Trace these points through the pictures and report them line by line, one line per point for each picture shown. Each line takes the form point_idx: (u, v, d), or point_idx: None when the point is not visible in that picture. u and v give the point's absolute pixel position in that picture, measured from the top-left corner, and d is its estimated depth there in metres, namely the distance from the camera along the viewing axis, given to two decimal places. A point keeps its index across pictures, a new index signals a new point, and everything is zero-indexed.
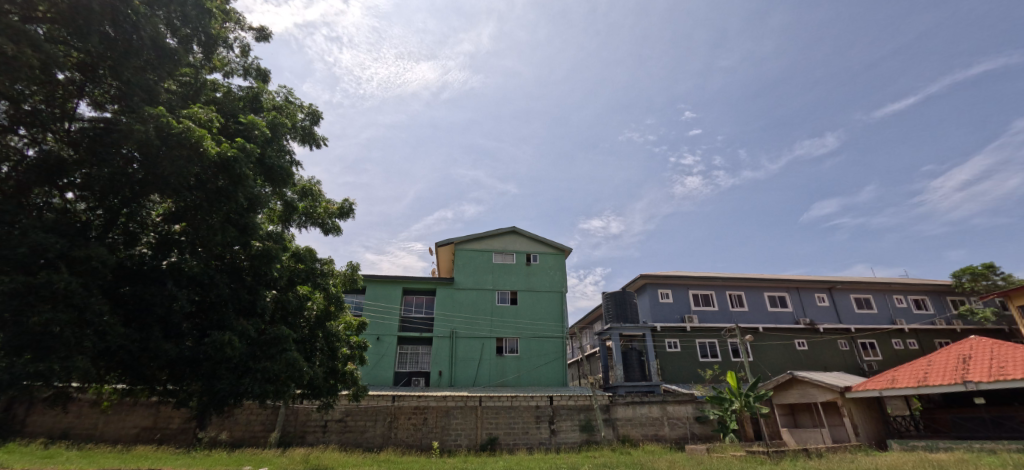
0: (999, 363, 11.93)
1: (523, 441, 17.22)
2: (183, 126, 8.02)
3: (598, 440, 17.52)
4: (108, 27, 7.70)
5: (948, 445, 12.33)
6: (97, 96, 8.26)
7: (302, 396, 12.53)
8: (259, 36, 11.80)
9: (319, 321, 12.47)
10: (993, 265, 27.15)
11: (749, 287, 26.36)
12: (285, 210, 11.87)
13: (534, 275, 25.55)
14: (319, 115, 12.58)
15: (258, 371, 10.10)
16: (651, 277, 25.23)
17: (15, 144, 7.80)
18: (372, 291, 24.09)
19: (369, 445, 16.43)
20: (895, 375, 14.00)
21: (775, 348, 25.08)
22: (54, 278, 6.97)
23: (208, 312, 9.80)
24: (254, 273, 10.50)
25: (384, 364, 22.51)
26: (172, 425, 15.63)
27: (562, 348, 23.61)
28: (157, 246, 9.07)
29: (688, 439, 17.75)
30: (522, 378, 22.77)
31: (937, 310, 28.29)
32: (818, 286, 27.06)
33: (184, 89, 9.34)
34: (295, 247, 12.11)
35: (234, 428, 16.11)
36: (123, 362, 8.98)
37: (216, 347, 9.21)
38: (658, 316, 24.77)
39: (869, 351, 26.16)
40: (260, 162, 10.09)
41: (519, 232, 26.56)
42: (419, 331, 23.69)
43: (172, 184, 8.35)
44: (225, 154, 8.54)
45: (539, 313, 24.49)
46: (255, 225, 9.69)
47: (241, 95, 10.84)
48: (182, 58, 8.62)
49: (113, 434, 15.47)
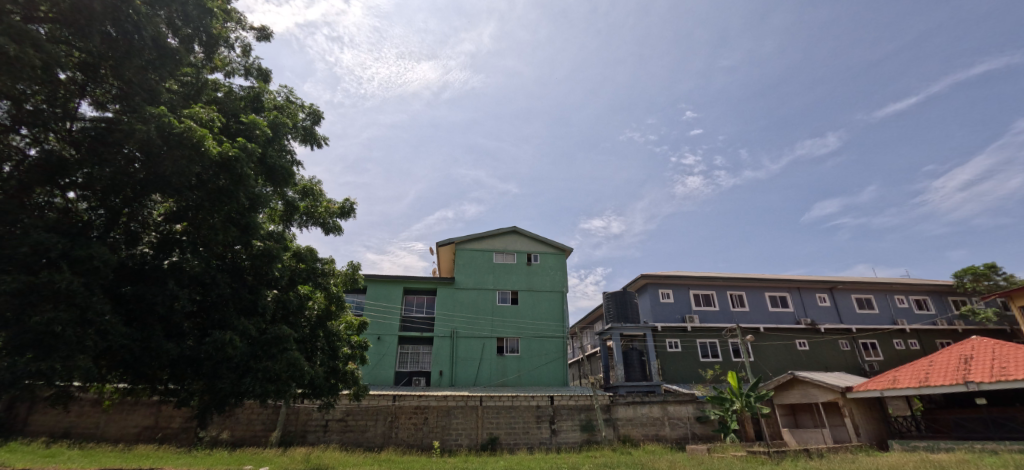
0: (1001, 363, 11.89)
1: (523, 441, 17.22)
2: (185, 125, 8.01)
3: (598, 440, 17.51)
4: (110, 27, 7.71)
5: (950, 446, 12.32)
6: (98, 96, 8.26)
7: (303, 395, 12.54)
8: (260, 36, 11.81)
9: (320, 321, 12.51)
10: (995, 265, 27.09)
11: (750, 287, 26.34)
12: (286, 210, 11.94)
13: (535, 275, 25.54)
14: (319, 115, 12.59)
15: (259, 371, 10.11)
16: (652, 277, 25.20)
17: (17, 144, 7.83)
18: (372, 291, 24.10)
19: (369, 444, 16.44)
20: (896, 375, 13.97)
21: (776, 348, 25.05)
22: (55, 278, 6.98)
23: (209, 311, 9.81)
24: (255, 273, 10.51)
25: (385, 364, 22.53)
26: (173, 424, 15.65)
27: (562, 348, 23.60)
28: (158, 246, 9.09)
29: (689, 440, 17.73)
30: (523, 378, 22.76)
31: (939, 310, 28.24)
32: (819, 286, 27.02)
33: (185, 88, 9.36)
34: (296, 247, 12.11)
35: (235, 427, 16.13)
36: (124, 362, 9.00)
37: (217, 347, 9.21)
38: (659, 316, 24.74)
39: (870, 351, 26.12)
40: (261, 161, 10.09)
41: (520, 232, 26.55)
42: (419, 330, 23.70)
43: (174, 184, 8.36)
44: (226, 153, 8.55)
45: (540, 313, 24.48)
46: (256, 225, 9.69)
47: (242, 95, 10.84)
48: (183, 58, 8.61)
49: (114, 433, 15.50)
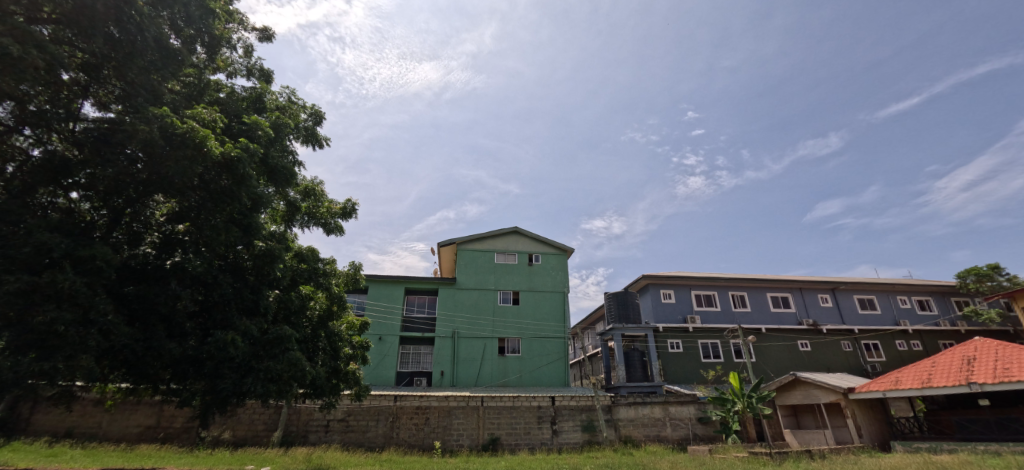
0: (1005, 365, 11.84)
1: (525, 442, 17.20)
2: (188, 126, 8.04)
3: (600, 440, 17.49)
4: (114, 28, 7.75)
5: (952, 447, 12.28)
6: (102, 97, 8.29)
7: (305, 395, 12.54)
8: (262, 37, 11.87)
9: (322, 321, 12.55)
10: (998, 266, 26.97)
11: (751, 288, 26.30)
12: (287, 210, 11.94)
13: (536, 275, 25.55)
14: (321, 115, 12.64)
15: (261, 371, 10.14)
16: (653, 278, 25.17)
17: (20, 144, 7.88)
18: (374, 291, 24.13)
19: (370, 444, 16.45)
20: (899, 376, 13.94)
21: (777, 349, 25.01)
22: (59, 278, 7.01)
23: (211, 311, 9.84)
24: (257, 273, 10.54)
25: (386, 364, 22.55)
26: (175, 424, 15.69)
27: (564, 348, 23.59)
28: (161, 246, 9.14)
29: (691, 440, 17.69)
30: (524, 379, 22.75)
31: (942, 310, 28.15)
32: (821, 287, 26.96)
33: (188, 89, 9.43)
34: (297, 247, 12.13)
35: (237, 427, 16.16)
36: (127, 362, 9.02)
37: (219, 347, 9.24)
38: (661, 317, 24.70)
39: (873, 352, 26.03)
40: (263, 161, 10.13)
41: (522, 232, 26.55)
42: (421, 330, 23.73)
43: (176, 184, 8.40)
44: (229, 153, 8.57)
45: (541, 313, 24.47)
46: (258, 225, 9.71)
47: (245, 96, 10.87)
48: (185, 58, 8.71)
49: (117, 432, 15.56)
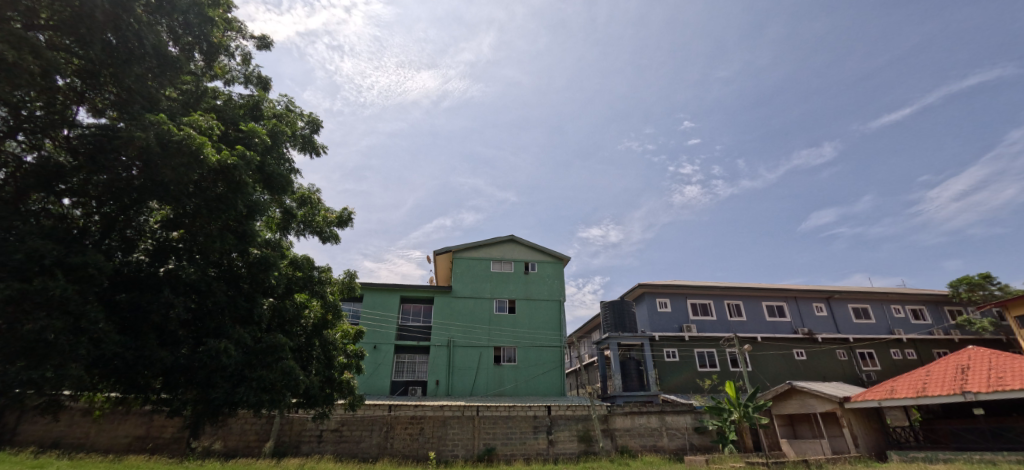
0: (998, 373, 11.89)
1: (520, 452, 17.05)
2: (184, 133, 7.92)
3: (596, 450, 17.38)
4: (110, 34, 7.72)
5: (948, 457, 12.27)
6: (97, 103, 8.24)
7: (298, 404, 12.43)
8: (260, 45, 12.09)
9: (316, 329, 12.41)
10: (990, 275, 27.02)
11: (747, 296, 26.37)
12: (284, 217, 12.08)
13: (531, 284, 25.51)
14: (318, 123, 12.77)
15: (253, 380, 10.13)
16: (649, 286, 25.19)
17: (13, 150, 7.79)
18: (369, 299, 23.99)
19: (364, 455, 16.24)
20: (894, 385, 13.92)
21: (775, 358, 24.91)
22: (50, 285, 6.92)
23: (204, 320, 9.85)
24: (252, 281, 10.59)
25: (381, 373, 22.38)
26: (165, 434, 15.48)
27: (560, 357, 23.46)
28: (154, 253, 9.23)
29: (688, 451, 17.54)
30: (520, 388, 22.63)
31: (935, 320, 28.35)
32: (816, 296, 27.10)
33: (185, 96, 9.42)
34: (293, 255, 12.15)
35: (228, 437, 15.92)
36: (116, 370, 8.91)
37: (212, 355, 9.32)
38: (656, 325, 24.62)
39: (868, 361, 26.07)
40: (259, 169, 10.13)
41: (517, 240, 26.54)
42: (415, 339, 23.52)
43: (172, 192, 8.33)
44: (225, 161, 8.50)
45: (538, 322, 24.38)
46: (254, 233, 9.74)
47: (241, 103, 11.02)
48: (184, 66, 8.68)
49: (104, 443, 15.27)
